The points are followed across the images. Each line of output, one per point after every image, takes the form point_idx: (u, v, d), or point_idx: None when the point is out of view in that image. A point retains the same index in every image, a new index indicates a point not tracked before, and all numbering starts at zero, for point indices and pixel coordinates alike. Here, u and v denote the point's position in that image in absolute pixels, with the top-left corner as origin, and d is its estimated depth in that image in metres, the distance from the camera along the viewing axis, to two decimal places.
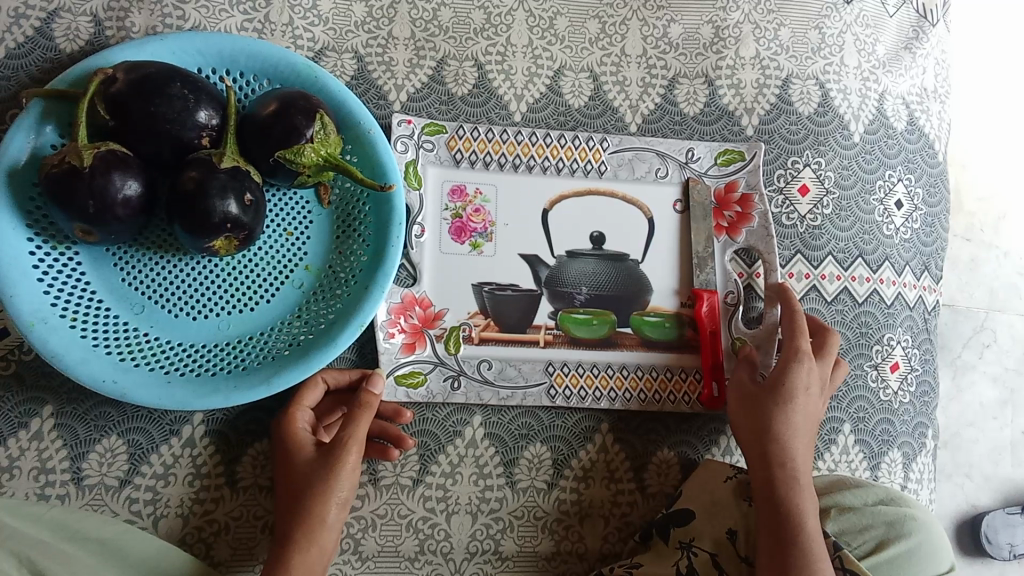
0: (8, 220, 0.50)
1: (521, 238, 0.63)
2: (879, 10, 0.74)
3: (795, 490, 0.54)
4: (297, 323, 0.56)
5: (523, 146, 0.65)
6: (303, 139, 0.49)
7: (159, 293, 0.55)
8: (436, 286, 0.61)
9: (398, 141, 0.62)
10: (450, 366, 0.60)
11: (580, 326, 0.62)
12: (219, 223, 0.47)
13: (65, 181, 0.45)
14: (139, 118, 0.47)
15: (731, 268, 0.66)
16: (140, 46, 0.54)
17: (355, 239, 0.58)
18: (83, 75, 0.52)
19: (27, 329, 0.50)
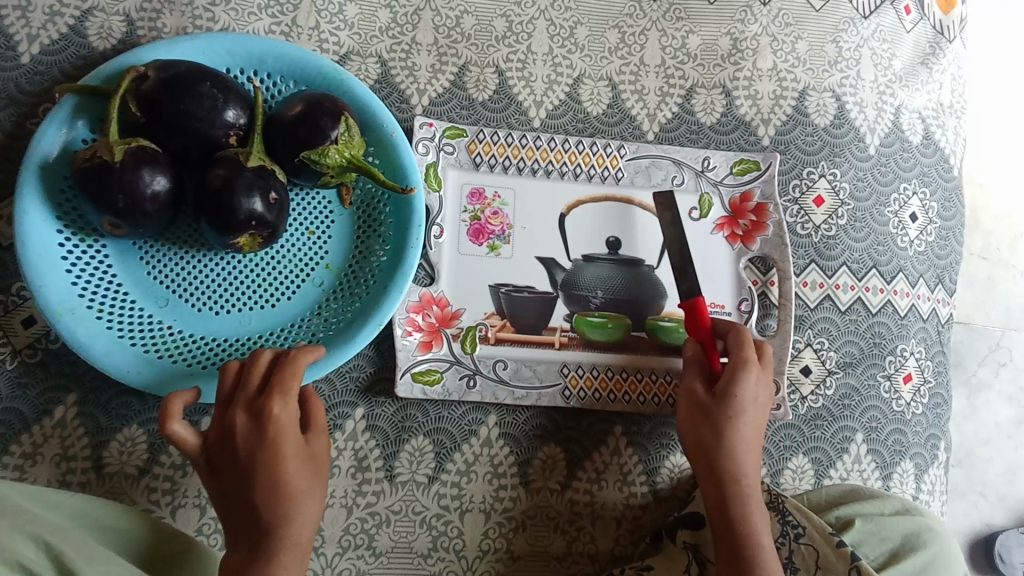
0: (39, 213, 0.51)
1: (537, 242, 0.64)
2: (896, 25, 0.75)
3: (746, 503, 0.54)
4: (316, 322, 0.57)
5: (541, 152, 0.66)
6: (327, 140, 0.51)
7: (182, 288, 0.56)
8: (454, 286, 0.62)
9: (420, 143, 0.63)
10: (467, 365, 0.61)
11: (594, 328, 0.63)
12: (244, 220, 0.48)
13: (97, 175, 0.46)
14: (170, 116, 0.48)
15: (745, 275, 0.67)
16: (172, 45, 0.55)
17: (375, 239, 0.59)
18: (115, 72, 0.53)
19: (54, 319, 0.51)
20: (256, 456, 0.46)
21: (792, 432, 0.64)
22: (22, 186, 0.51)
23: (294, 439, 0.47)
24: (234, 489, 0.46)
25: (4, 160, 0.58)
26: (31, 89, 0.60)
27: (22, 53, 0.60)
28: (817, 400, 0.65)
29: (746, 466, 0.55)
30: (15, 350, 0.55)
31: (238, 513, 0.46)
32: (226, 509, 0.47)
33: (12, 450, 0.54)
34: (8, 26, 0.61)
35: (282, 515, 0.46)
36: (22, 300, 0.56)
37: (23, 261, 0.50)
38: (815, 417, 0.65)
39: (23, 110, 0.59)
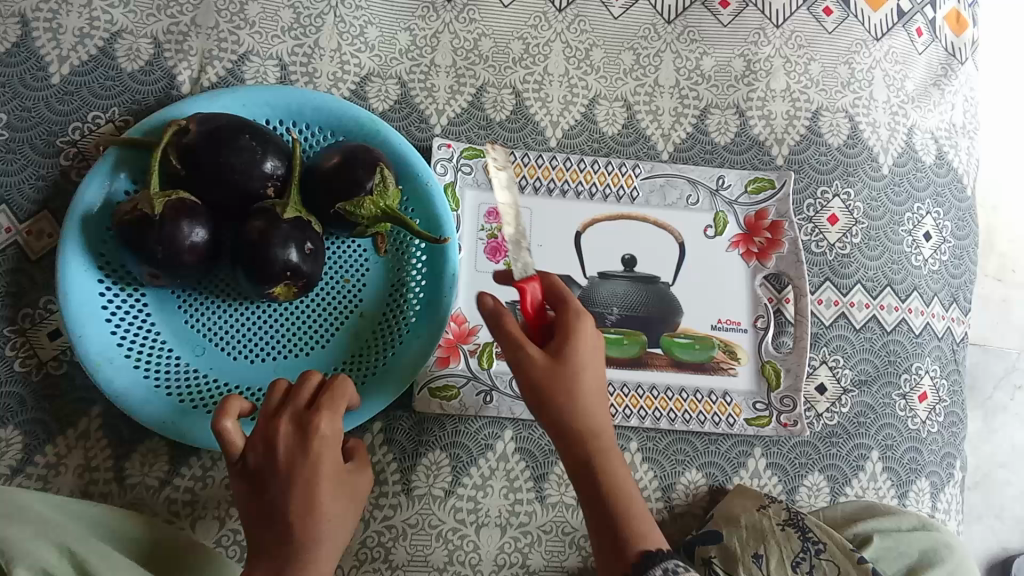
0: (81, 263, 0.53)
1: (554, 260, 0.65)
2: (908, 47, 0.76)
3: (610, 469, 0.50)
4: (351, 370, 0.58)
5: (557, 171, 0.67)
6: (363, 192, 0.51)
7: (220, 336, 0.57)
8: (471, 304, 0.63)
9: (438, 164, 0.65)
10: (483, 380, 0.62)
11: (610, 345, 0.63)
12: (280, 271, 0.49)
13: (138, 229, 0.48)
14: (209, 168, 0.50)
15: (761, 292, 0.67)
16: (215, 98, 0.57)
17: (409, 287, 0.59)
18: (158, 125, 0.55)
19: (94, 368, 0.52)
20: (295, 466, 0.46)
21: (807, 449, 0.65)
22: (67, 239, 0.53)
23: (334, 460, 0.47)
24: (268, 503, 0.46)
25: (34, 177, 0.60)
26: (61, 108, 0.62)
27: (53, 73, 0.62)
28: (832, 417, 0.66)
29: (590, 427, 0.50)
30: (41, 362, 0.57)
31: (267, 525, 0.46)
32: (254, 523, 0.46)
33: (37, 460, 0.55)
34: (41, 48, 0.62)
35: (310, 532, 0.45)
36: (49, 313, 0.58)
37: (66, 312, 0.52)
38: (831, 434, 0.65)
39: (53, 129, 0.61)
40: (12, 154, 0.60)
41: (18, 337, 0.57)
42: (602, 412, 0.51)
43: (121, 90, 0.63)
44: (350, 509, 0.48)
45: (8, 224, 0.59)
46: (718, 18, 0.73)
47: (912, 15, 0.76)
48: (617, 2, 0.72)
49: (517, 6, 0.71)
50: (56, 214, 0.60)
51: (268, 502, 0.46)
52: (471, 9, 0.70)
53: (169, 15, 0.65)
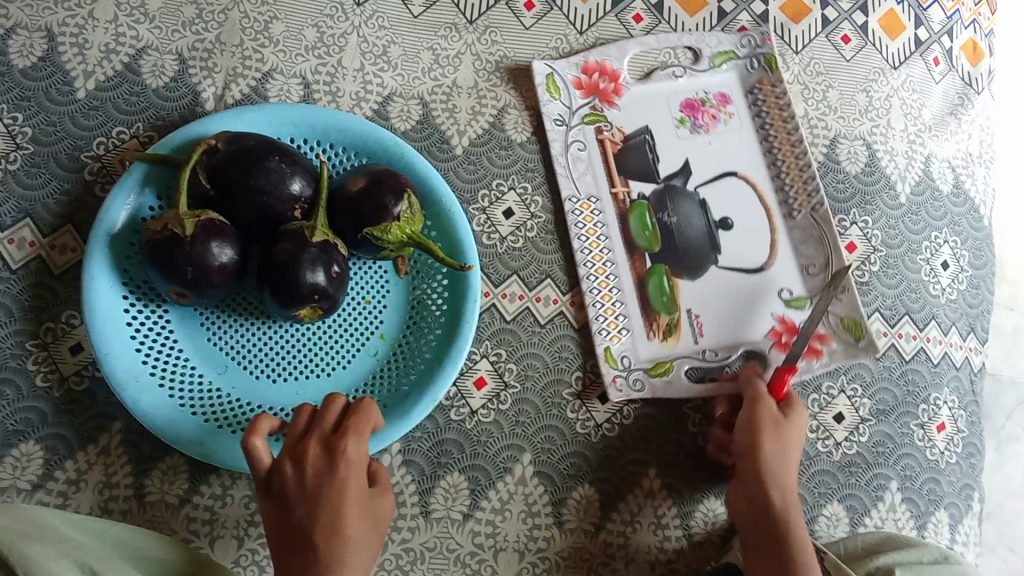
0: (107, 280, 0.53)
1: (700, 154, 0.69)
2: (924, 76, 0.77)
3: (793, 524, 0.56)
4: (372, 390, 0.58)
5: (800, 189, 0.69)
6: (390, 217, 0.52)
7: (242, 355, 0.57)
8: (671, 93, 0.71)
9: (673, 71, 0.71)
10: (563, 108, 0.69)
11: (638, 217, 0.67)
12: (307, 293, 0.49)
13: (168, 248, 0.48)
14: (238, 190, 0.50)
15: (750, 344, 0.65)
16: (239, 115, 0.57)
17: (430, 311, 0.60)
18: (184, 144, 0.55)
19: (120, 386, 0.52)
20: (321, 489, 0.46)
21: (826, 478, 0.64)
22: (91, 256, 0.53)
23: (359, 485, 0.47)
24: (296, 520, 0.46)
25: (58, 191, 0.60)
26: (86, 122, 0.62)
27: (78, 88, 0.62)
28: (851, 447, 0.65)
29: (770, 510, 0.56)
30: (62, 377, 0.57)
31: (291, 546, 0.46)
32: (280, 541, 0.46)
33: (56, 476, 0.55)
34: (66, 62, 0.63)
35: (333, 556, 0.45)
36: (70, 328, 0.58)
37: (92, 330, 0.52)
38: (850, 464, 0.65)
39: (77, 144, 0.61)
40: (37, 168, 0.60)
41: (40, 351, 0.57)
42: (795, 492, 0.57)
43: (146, 106, 0.63)
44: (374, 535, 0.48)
45: (32, 238, 0.59)
46: None
47: (929, 44, 0.77)
48: (637, 25, 0.73)
49: (539, 28, 0.71)
50: (80, 229, 0.60)
51: (294, 523, 0.46)
52: (493, 31, 0.71)
53: (194, 31, 0.65)
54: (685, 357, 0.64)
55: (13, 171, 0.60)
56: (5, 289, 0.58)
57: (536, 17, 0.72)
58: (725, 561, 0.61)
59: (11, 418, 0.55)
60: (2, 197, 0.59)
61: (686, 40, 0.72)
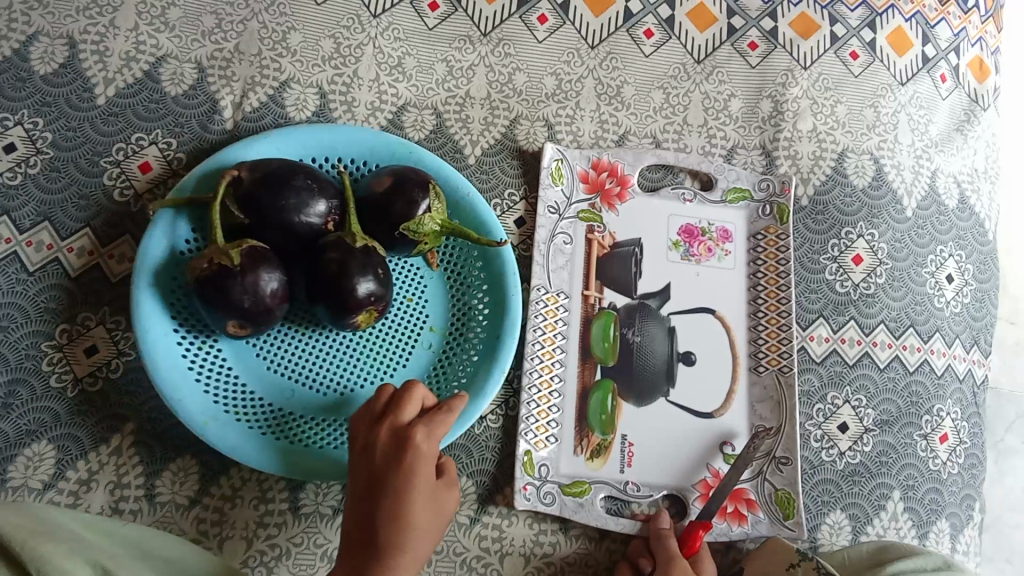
0: (162, 321, 0.54)
1: (684, 284, 0.68)
2: (932, 92, 0.78)
3: None
4: (435, 385, 0.60)
5: (773, 345, 0.67)
6: (421, 210, 0.54)
7: (294, 369, 0.57)
8: (674, 214, 0.69)
9: (678, 189, 0.70)
10: (561, 197, 0.68)
11: (603, 328, 0.64)
12: (362, 299, 0.51)
13: (224, 282, 0.48)
14: (273, 214, 0.51)
15: (674, 477, 0.63)
16: (247, 146, 0.58)
17: (472, 300, 0.62)
18: (202, 175, 0.56)
19: (202, 426, 0.53)
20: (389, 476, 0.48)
21: (829, 487, 0.65)
22: (145, 302, 0.53)
23: (427, 477, 0.49)
24: (370, 501, 0.48)
25: (77, 195, 0.61)
26: (106, 128, 0.63)
27: (98, 95, 0.63)
28: (854, 456, 0.66)
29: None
30: (77, 378, 0.57)
31: (357, 526, 0.47)
32: (352, 517, 0.48)
33: (69, 476, 0.56)
34: (87, 69, 0.64)
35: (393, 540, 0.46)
36: (86, 329, 0.58)
37: (156, 377, 0.53)
38: (854, 473, 0.65)
39: (97, 149, 0.62)
40: (56, 172, 0.61)
41: (56, 352, 0.58)
42: None
43: (164, 113, 0.64)
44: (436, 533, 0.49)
45: (50, 240, 0.60)
46: (747, 60, 0.75)
47: (937, 61, 0.78)
48: (648, 41, 0.74)
49: (551, 41, 0.73)
50: (97, 232, 0.60)
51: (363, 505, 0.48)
52: (506, 44, 0.72)
53: (214, 41, 0.67)
54: (605, 483, 0.62)
55: (33, 174, 0.61)
56: (22, 291, 0.58)
57: (549, 31, 0.73)
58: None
59: (26, 417, 0.56)
60: (22, 200, 0.60)
61: (706, 165, 0.70)
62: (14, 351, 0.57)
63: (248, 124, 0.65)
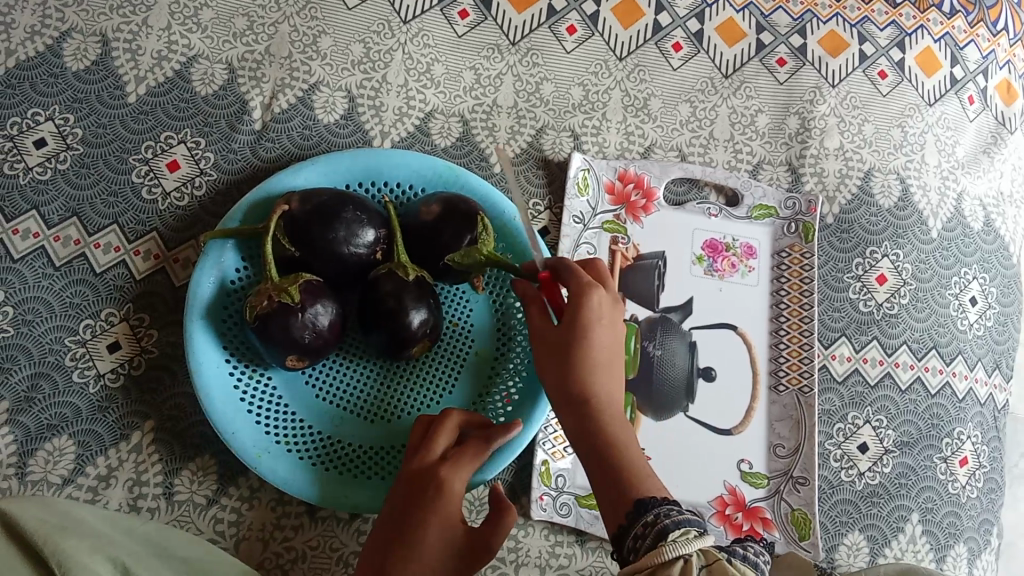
0: (217, 356, 0.55)
1: (708, 301, 0.67)
2: (960, 114, 0.77)
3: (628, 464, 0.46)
4: (484, 410, 0.60)
5: (794, 364, 0.66)
6: (466, 240, 0.54)
7: (344, 396, 0.58)
8: (698, 229, 0.69)
9: (703, 203, 0.70)
10: (586, 207, 0.68)
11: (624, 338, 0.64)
12: (415, 331, 0.53)
13: (286, 321, 0.50)
14: (324, 247, 0.52)
15: (695, 492, 0.63)
16: (295, 172, 0.58)
17: (516, 324, 0.61)
18: (252, 204, 0.56)
19: (256, 461, 0.54)
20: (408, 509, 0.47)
21: (848, 507, 0.64)
22: (200, 340, 0.54)
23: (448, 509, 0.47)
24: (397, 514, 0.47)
25: (105, 193, 0.61)
26: (136, 126, 0.63)
27: (129, 92, 0.64)
28: (874, 477, 0.65)
29: (593, 346, 0.48)
30: (100, 374, 0.58)
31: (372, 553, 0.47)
32: (374, 538, 0.48)
33: (88, 471, 0.56)
34: (119, 67, 0.64)
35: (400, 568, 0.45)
36: (110, 326, 0.59)
37: (212, 416, 0.54)
38: (872, 494, 0.65)
39: (126, 146, 0.63)
40: (86, 168, 0.61)
41: (79, 347, 0.58)
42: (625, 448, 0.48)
43: (194, 113, 0.64)
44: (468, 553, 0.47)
45: (77, 236, 0.60)
46: (775, 76, 0.75)
47: (965, 83, 0.78)
48: (676, 55, 0.74)
49: (579, 52, 0.73)
50: (124, 229, 0.61)
51: (383, 535, 0.47)
52: (534, 54, 0.72)
53: (245, 42, 0.67)
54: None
55: (63, 170, 0.61)
56: (48, 286, 0.59)
57: (578, 42, 0.73)
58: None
59: (48, 412, 0.56)
60: (51, 195, 0.61)
61: (732, 180, 0.70)
62: (38, 345, 0.57)
63: (277, 125, 0.65)
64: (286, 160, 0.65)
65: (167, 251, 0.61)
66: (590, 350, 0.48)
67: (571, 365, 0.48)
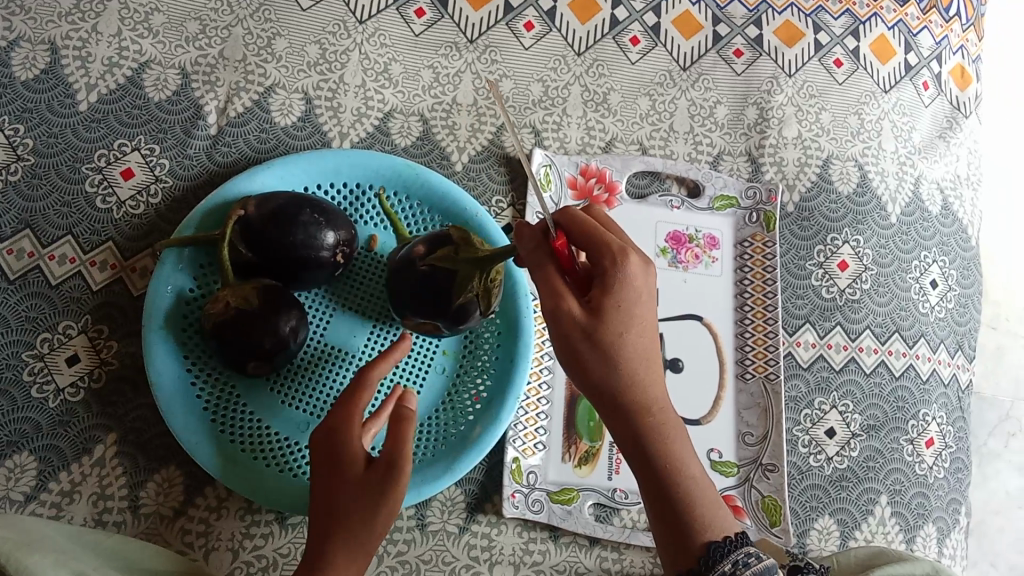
0: (177, 366, 0.54)
1: (673, 292, 0.68)
2: (915, 100, 0.78)
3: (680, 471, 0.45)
4: (452, 409, 0.59)
5: (760, 352, 0.67)
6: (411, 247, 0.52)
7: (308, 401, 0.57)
8: (661, 221, 0.69)
9: (665, 195, 0.70)
10: (549, 203, 0.68)
11: None
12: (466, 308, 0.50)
13: (245, 327, 0.49)
14: (282, 252, 0.51)
15: None
16: (251, 176, 0.58)
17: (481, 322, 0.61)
18: (208, 210, 0.55)
19: (221, 470, 0.53)
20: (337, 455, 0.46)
21: (818, 492, 0.65)
22: (157, 350, 0.53)
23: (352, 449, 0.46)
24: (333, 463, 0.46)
25: (59, 203, 0.60)
26: (88, 135, 0.62)
27: (80, 100, 0.63)
28: (842, 461, 0.66)
29: (637, 330, 0.43)
30: (59, 388, 0.56)
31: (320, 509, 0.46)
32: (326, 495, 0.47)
33: (50, 487, 0.55)
34: (69, 75, 0.63)
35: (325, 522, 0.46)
36: (68, 338, 0.58)
37: (174, 426, 0.53)
38: (841, 478, 0.66)
39: (79, 155, 0.61)
40: (37, 179, 0.60)
41: (37, 362, 0.57)
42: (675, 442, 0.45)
43: (148, 119, 0.63)
44: (358, 531, 0.44)
45: (31, 248, 0.59)
46: (733, 67, 0.75)
47: (919, 69, 0.79)
48: (634, 48, 0.74)
49: (538, 48, 0.73)
50: (79, 240, 0.60)
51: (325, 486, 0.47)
52: (492, 51, 0.72)
53: (198, 47, 0.66)
54: (593, 489, 0.62)
55: (14, 182, 0.60)
56: (2, 300, 0.57)
57: (535, 38, 0.73)
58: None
59: (6, 428, 0.55)
60: (2, 207, 0.59)
61: (693, 172, 0.71)
62: None
63: (233, 130, 0.64)
64: (243, 165, 0.64)
65: (124, 260, 0.60)
66: (635, 339, 0.43)
67: (611, 355, 0.43)
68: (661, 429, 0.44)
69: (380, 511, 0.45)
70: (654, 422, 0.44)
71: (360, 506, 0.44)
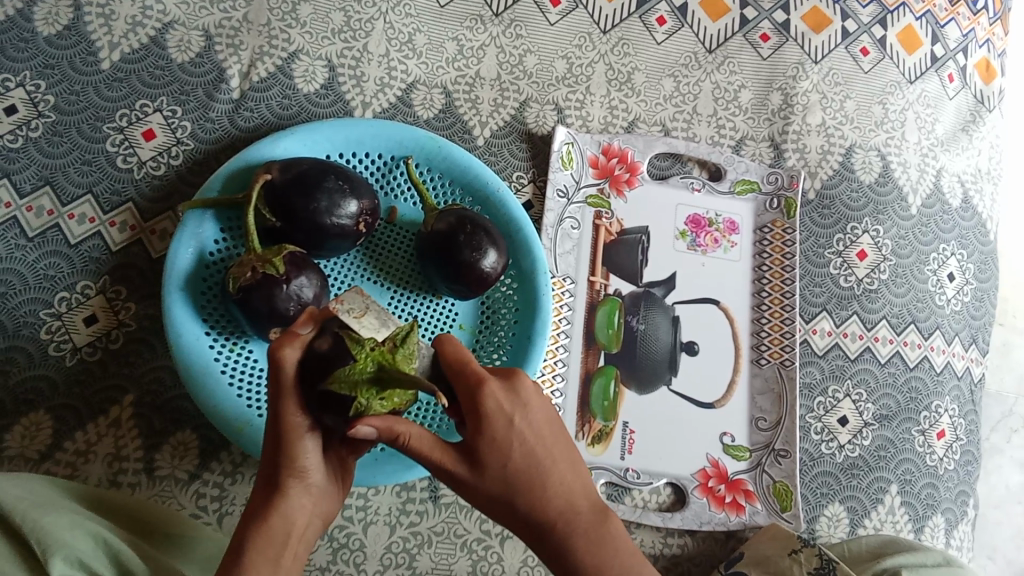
0: (195, 327, 0.54)
1: (691, 275, 0.68)
2: (939, 91, 0.78)
3: (578, 548, 0.41)
4: None
5: (775, 338, 0.67)
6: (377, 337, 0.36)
7: None
8: (681, 204, 0.69)
9: (687, 179, 0.70)
10: (570, 181, 0.67)
11: (606, 315, 0.64)
12: (490, 274, 0.55)
13: (268, 292, 0.49)
14: (306, 218, 0.51)
15: (676, 465, 0.63)
16: (274, 142, 0.57)
17: (500, 298, 0.61)
18: (230, 174, 0.55)
19: (236, 433, 0.53)
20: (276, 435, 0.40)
21: (829, 479, 0.65)
22: (175, 311, 0.53)
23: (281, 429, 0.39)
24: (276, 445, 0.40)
25: (79, 161, 0.60)
26: (109, 94, 0.61)
27: (103, 59, 0.62)
28: (853, 450, 0.66)
29: (513, 453, 0.39)
30: (76, 347, 0.56)
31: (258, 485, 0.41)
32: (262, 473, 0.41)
33: (65, 446, 0.55)
34: (92, 33, 0.62)
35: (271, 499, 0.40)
36: (85, 298, 0.57)
37: (190, 386, 0.53)
38: (853, 466, 0.66)
39: (100, 114, 0.61)
40: (59, 137, 0.60)
41: (54, 321, 0.56)
42: (570, 526, 0.41)
43: (170, 80, 0.63)
44: (259, 525, 0.40)
45: (51, 206, 0.58)
46: (759, 51, 0.75)
47: (944, 61, 0.79)
48: (660, 28, 0.74)
49: (563, 24, 0.72)
50: (99, 199, 0.59)
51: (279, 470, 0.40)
52: (518, 25, 0.71)
53: (221, 10, 0.65)
54: (606, 468, 0.62)
55: (34, 139, 0.59)
56: (21, 257, 0.57)
57: (561, 14, 0.72)
58: (731, 562, 0.61)
59: (22, 386, 0.55)
60: (23, 164, 0.59)
61: (715, 155, 0.70)
62: (11, 317, 0.56)
63: (255, 94, 0.64)
64: (265, 130, 0.63)
65: (143, 222, 0.59)
66: (515, 459, 0.39)
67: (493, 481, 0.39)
68: (561, 534, 0.41)
69: (280, 500, 0.40)
70: (552, 530, 0.41)
71: (266, 497, 0.40)
